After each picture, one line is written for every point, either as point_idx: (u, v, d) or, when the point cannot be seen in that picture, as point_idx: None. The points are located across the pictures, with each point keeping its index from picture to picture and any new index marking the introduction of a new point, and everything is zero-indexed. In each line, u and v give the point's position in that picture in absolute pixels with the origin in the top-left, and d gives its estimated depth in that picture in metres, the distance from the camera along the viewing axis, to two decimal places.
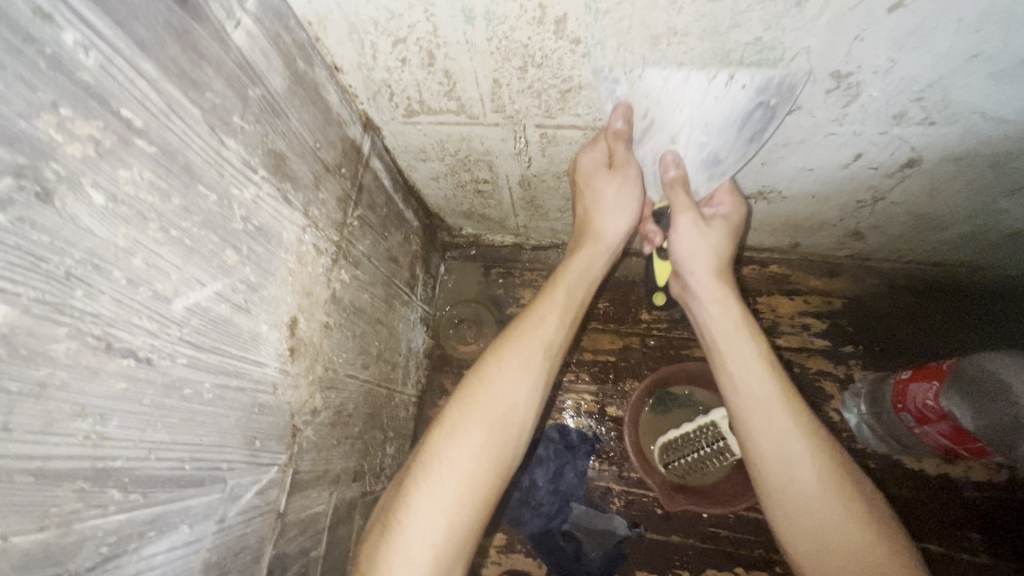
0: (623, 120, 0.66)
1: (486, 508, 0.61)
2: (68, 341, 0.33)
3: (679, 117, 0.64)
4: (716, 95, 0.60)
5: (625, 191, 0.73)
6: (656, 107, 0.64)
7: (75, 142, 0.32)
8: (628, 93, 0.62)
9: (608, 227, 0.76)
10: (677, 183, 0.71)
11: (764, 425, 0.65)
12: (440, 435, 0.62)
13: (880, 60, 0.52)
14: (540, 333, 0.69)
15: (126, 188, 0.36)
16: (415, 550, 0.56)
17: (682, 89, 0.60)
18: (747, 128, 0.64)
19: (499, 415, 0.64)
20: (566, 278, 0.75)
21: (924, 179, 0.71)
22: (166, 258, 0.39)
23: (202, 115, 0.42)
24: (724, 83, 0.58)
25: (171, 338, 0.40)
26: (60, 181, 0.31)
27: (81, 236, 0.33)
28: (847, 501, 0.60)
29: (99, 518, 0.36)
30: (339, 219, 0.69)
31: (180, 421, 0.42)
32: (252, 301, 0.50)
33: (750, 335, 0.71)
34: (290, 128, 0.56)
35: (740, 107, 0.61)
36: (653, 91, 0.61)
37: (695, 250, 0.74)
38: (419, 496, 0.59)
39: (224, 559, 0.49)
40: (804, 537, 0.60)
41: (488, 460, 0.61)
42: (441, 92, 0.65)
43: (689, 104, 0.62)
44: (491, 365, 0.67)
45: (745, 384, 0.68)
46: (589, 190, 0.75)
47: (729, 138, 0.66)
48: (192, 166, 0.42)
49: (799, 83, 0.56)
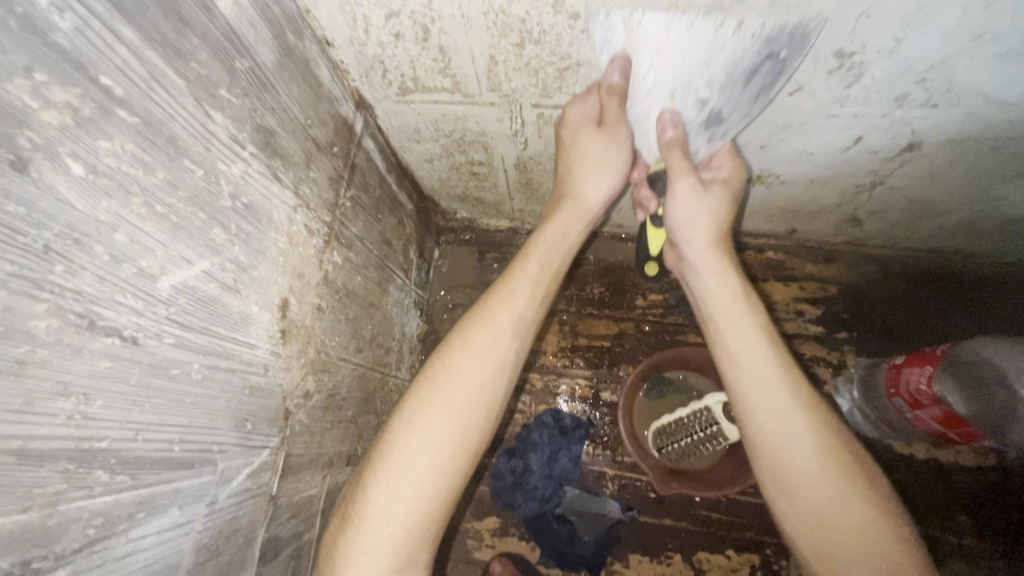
0: (620, 74, 0.60)
1: (448, 497, 0.60)
2: (50, 319, 0.31)
3: (680, 71, 0.59)
4: (721, 46, 0.55)
5: (611, 148, 0.70)
6: (656, 60, 0.58)
7: (52, 110, 0.31)
8: (626, 44, 0.56)
9: (591, 192, 0.73)
10: (674, 145, 0.67)
11: (763, 401, 0.64)
12: (399, 424, 0.61)
13: (885, 38, 0.51)
14: (510, 308, 0.66)
15: (107, 160, 0.34)
16: (376, 539, 0.56)
17: (685, 39, 0.54)
18: (752, 83, 0.59)
19: (460, 401, 0.61)
20: (539, 249, 0.72)
21: (923, 163, 0.70)
22: (151, 234, 0.38)
23: (187, 86, 0.41)
24: (731, 31, 0.52)
25: (158, 317, 0.39)
26: (36, 151, 0.30)
27: (60, 209, 0.31)
28: (847, 476, 0.60)
29: (84, 500, 0.35)
30: (331, 200, 0.67)
31: (167, 402, 0.41)
32: (242, 281, 0.49)
33: (749, 308, 0.70)
34: (280, 104, 0.54)
35: (746, 59, 0.56)
36: (653, 40, 0.55)
37: (693, 220, 0.71)
38: (378, 488, 0.58)
39: (215, 542, 0.48)
40: (804, 513, 0.61)
41: (449, 450, 0.60)
42: (436, 69, 0.64)
43: (690, 56, 0.56)
44: (454, 349, 0.64)
45: (745, 359, 0.67)
46: (574, 148, 0.70)
47: (732, 95, 0.61)
48: (176, 138, 0.40)
49: (813, 32, 0.51)
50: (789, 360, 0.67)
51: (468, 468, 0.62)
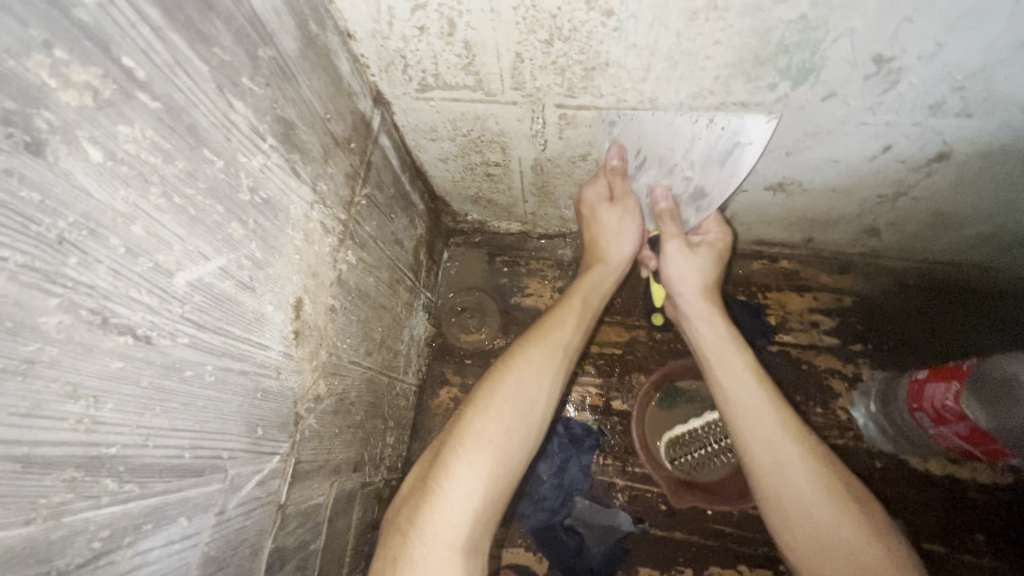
0: (617, 158, 0.74)
1: (515, 480, 0.63)
2: (61, 314, 0.29)
3: (665, 155, 0.72)
4: (699, 135, 0.67)
5: (625, 221, 0.79)
6: (646, 147, 0.71)
7: (70, 89, 0.28)
8: (622, 133, 0.70)
9: (615, 250, 0.81)
10: (666, 213, 0.77)
11: (753, 434, 0.65)
12: (472, 411, 0.63)
13: (927, 45, 0.50)
14: (559, 337, 0.71)
15: (127, 147, 0.32)
16: (454, 513, 0.58)
17: (672, 127, 0.67)
18: (728, 164, 0.71)
19: (533, 391, 0.65)
20: (580, 291, 0.78)
21: (950, 174, 0.69)
22: (168, 227, 0.36)
23: (210, 72, 0.39)
24: (705, 125, 0.66)
25: (173, 315, 0.37)
26: (53, 132, 0.28)
27: (75, 196, 0.29)
28: (843, 508, 0.59)
29: (90, 510, 0.32)
30: (347, 197, 0.65)
31: (179, 405, 0.39)
32: (258, 279, 0.47)
33: (738, 346, 0.72)
34: (300, 96, 0.52)
35: (718, 147, 0.69)
36: (645, 129, 0.69)
37: (684, 276, 0.78)
38: (458, 462, 0.60)
39: (222, 554, 0.46)
40: (804, 548, 0.59)
41: (520, 435, 0.63)
42: (459, 66, 0.62)
43: (677, 143, 0.69)
44: (524, 350, 0.69)
45: (735, 396, 0.68)
46: (593, 220, 0.81)
47: (711, 174, 0.73)
48: (197, 127, 0.38)
49: (777, 111, 0.62)
50: (776, 394, 0.68)
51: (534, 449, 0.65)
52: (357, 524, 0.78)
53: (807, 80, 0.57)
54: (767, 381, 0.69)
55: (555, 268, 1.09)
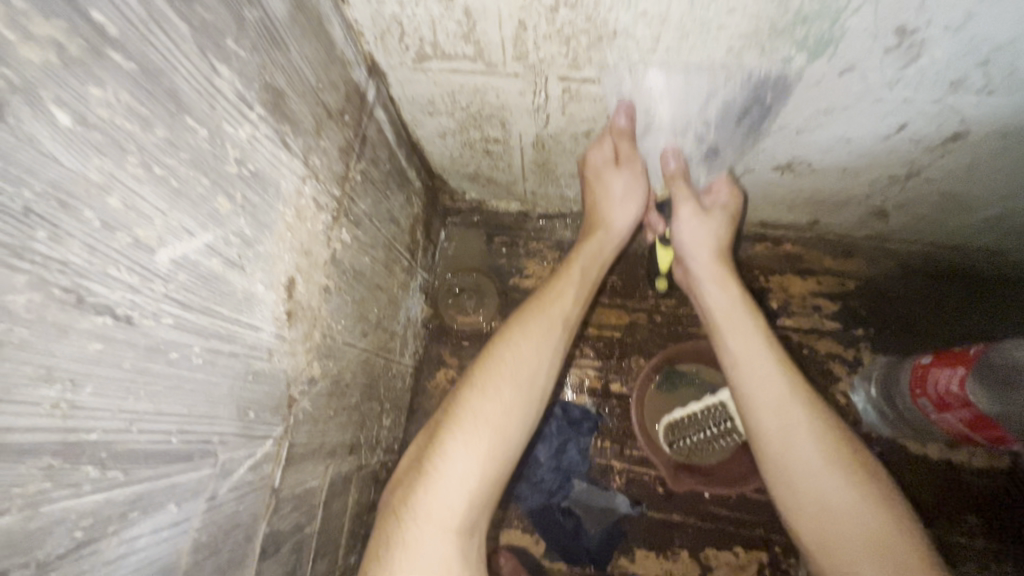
0: (626, 118, 0.70)
1: (513, 462, 0.61)
2: (30, 293, 0.27)
3: (678, 115, 0.68)
4: (715, 93, 0.63)
5: (632, 186, 0.78)
6: (656, 106, 0.67)
7: (33, 45, 0.26)
8: (631, 94, 0.65)
9: (618, 218, 0.79)
10: (677, 177, 0.77)
11: (761, 395, 0.64)
12: (471, 391, 0.62)
13: (954, 15, 0.47)
14: (557, 309, 0.69)
15: (100, 111, 0.30)
16: (450, 495, 0.57)
17: (685, 87, 0.62)
18: (745, 121, 0.67)
19: (529, 372, 0.64)
20: (581, 259, 0.76)
21: (965, 155, 0.67)
22: (148, 200, 0.33)
23: (191, 32, 0.36)
24: (723, 82, 0.61)
25: (155, 294, 0.35)
26: (14, 93, 0.25)
27: (42, 164, 0.27)
28: (850, 471, 0.59)
29: (71, 499, 0.31)
30: (341, 172, 0.62)
31: (165, 388, 0.37)
32: (247, 257, 0.44)
33: (749, 311, 0.72)
34: (290, 62, 0.49)
35: (738, 103, 0.64)
36: (655, 91, 0.64)
37: (697, 240, 0.77)
38: (453, 444, 0.58)
39: (214, 540, 0.44)
40: (807, 510, 0.59)
41: (519, 416, 0.61)
42: (458, 34, 0.58)
43: (691, 101, 0.65)
44: (516, 332, 0.66)
45: (742, 358, 0.67)
46: (597, 184, 0.78)
47: (726, 131, 0.70)
48: (178, 92, 0.35)
49: (793, 82, 0.59)
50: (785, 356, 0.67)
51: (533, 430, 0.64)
52: (353, 506, 0.78)
53: (824, 53, 0.54)
54: (777, 346, 0.68)
55: (554, 249, 1.07)
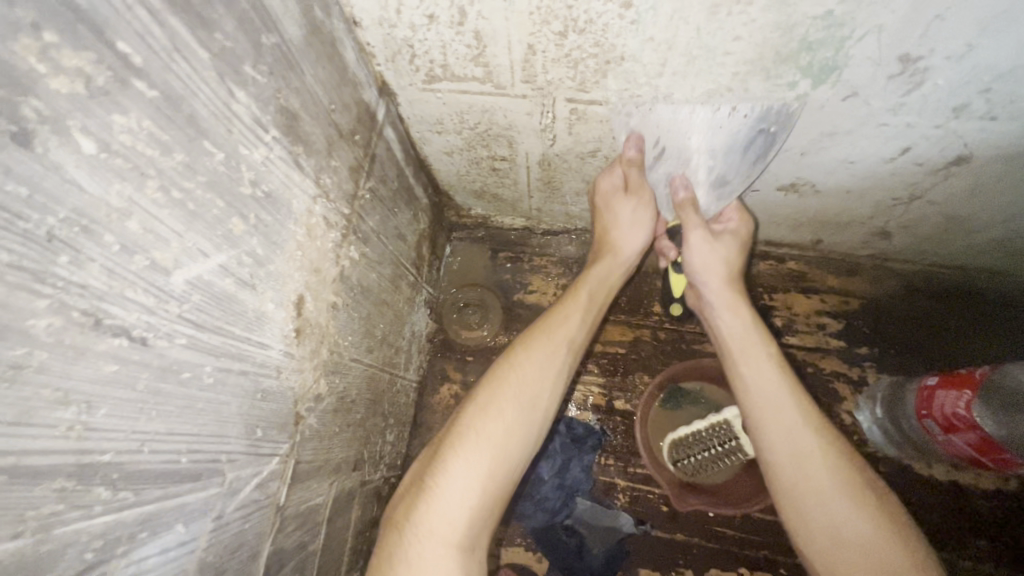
0: (636, 149, 0.71)
1: (511, 481, 0.61)
2: (51, 317, 0.27)
3: (685, 146, 0.69)
4: (720, 122, 0.64)
5: (640, 212, 0.78)
6: (665, 137, 0.69)
7: (61, 76, 0.27)
8: (638, 125, 0.67)
9: (626, 244, 0.79)
10: (688, 204, 0.74)
11: (773, 421, 0.64)
12: (473, 409, 0.62)
13: (956, 45, 0.48)
14: (564, 331, 0.69)
15: (122, 138, 0.30)
16: (450, 510, 0.57)
17: (691, 119, 0.64)
18: (750, 151, 0.69)
19: (529, 392, 0.64)
20: (588, 282, 0.77)
21: (969, 178, 0.67)
22: (166, 222, 0.34)
23: (210, 59, 0.37)
24: (727, 114, 0.62)
25: (170, 315, 0.35)
26: (42, 122, 0.26)
27: (66, 190, 0.27)
28: (866, 504, 0.58)
29: (82, 521, 0.31)
30: (351, 190, 0.63)
31: (177, 408, 0.37)
32: (258, 276, 0.45)
33: (761, 338, 0.71)
34: (304, 84, 0.50)
35: (744, 133, 0.65)
36: (663, 122, 0.66)
37: (708, 264, 0.75)
38: (454, 460, 0.59)
39: (220, 559, 0.44)
40: (821, 542, 0.58)
41: (519, 436, 0.61)
42: (468, 57, 0.59)
43: (697, 133, 0.66)
44: (520, 352, 0.67)
45: (755, 385, 0.67)
46: (607, 211, 0.79)
47: (733, 162, 0.71)
48: (197, 117, 0.36)
49: (796, 110, 0.60)
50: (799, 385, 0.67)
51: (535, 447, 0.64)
52: (356, 523, 0.77)
53: (828, 79, 0.55)
54: (790, 375, 0.68)
55: (558, 265, 1.08)
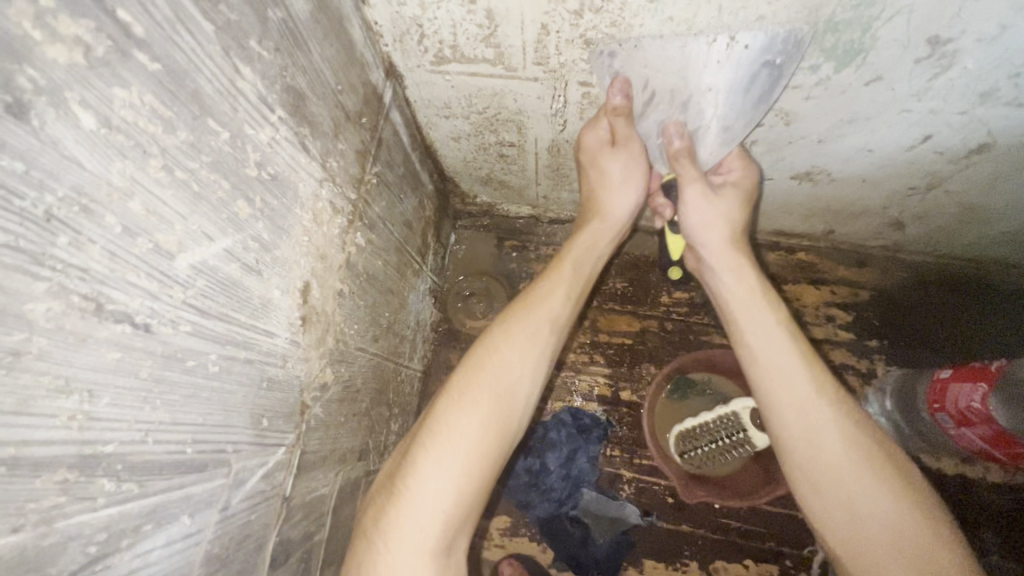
0: (622, 95, 0.63)
1: (489, 480, 0.59)
2: (51, 302, 0.26)
3: (678, 87, 0.61)
4: (716, 59, 0.56)
5: (631, 165, 0.72)
6: (654, 76, 0.61)
7: (59, 44, 0.25)
8: (624, 63, 0.59)
9: (616, 203, 0.74)
10: (682, 154, 0.69)
11: (782, 391, 0.62)
12: (444, 407, 0.60)
13: (989, 26, 0.46)
14: (547, 308, 0.68)
15: (123, 113, 0.29)
16: (422, 516, 0.55)
17: (682, 54, 0.56)
18: (753, 90, 0.59)
19: (501, 388, 0.62)
20: (573, 253, 0.74)
21: (991, 167, 0.65)
22: (170, 204, 0.32)
23: (215, 32, 0.35)
24: (725, 45, 0.54)
25: (174, 301, 0.34)
26: (39, 94, 0.24)
27: (65, 167, 0.26)
28: (880, 472, 0.57)
29: (85, 514, 0.30)
30: (357, 174, 0.62)
31: (182, 398, 0.36)
32: (264, 262, 0.43)
33: (767, 301, 0.68)
34: (311, 63, 0.48)
35: (744, 69, 0.56)
36: (652, 59, 0.58)
37: (706, 222, 0.71)
38: (425, 463, 0.57)
39: (226, 550, 0.43)
40: (834, 512, 0.58)
41: (494, 435, 0.60)
42: (479, 37, 0.57)
43: (690, 70, 0.58)
44: (491, 345, 0.64)
45: (765, 356, 0.64)
46: (595, 168, 0.73)
47: (733, 103, 0.62)
48: (201, 94, 0.34)
49: (807, 35, 0.50)
50: (807, 349, 0.65)
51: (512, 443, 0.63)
52: None
53: (853, 62, 0.53)
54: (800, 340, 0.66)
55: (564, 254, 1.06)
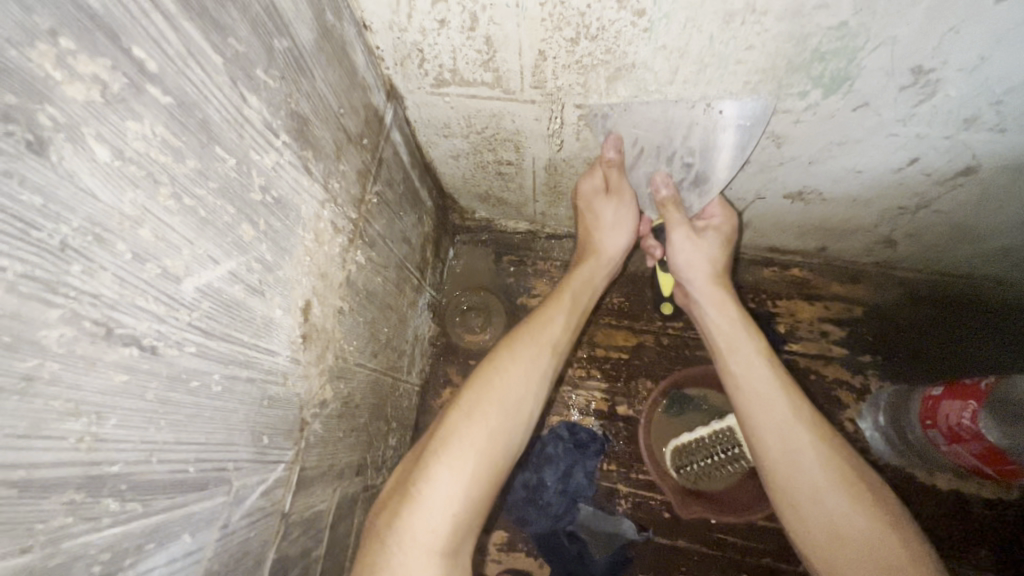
0: (613, 150, 0.71)
1: (498, 486, 0.60)
2: (62, 327, 0.27)
3: (663, 145, 0.69)
4: (696, 120, 0.64)
5: (622, 212, 0.80)
6: (642, 136, 0.69)
7: (77, 83, 0.26)
8: (614, 126, 0.67)
9: (609, 244, 0.82)
10: (670, 203, 0.76)
11: (763, 418, 0.63)
12: (458, 414, 0.61)
13: (969, 57, 0.48)
14: (547, 336, 0.69)
15: (136, 145, 0.30)
16: (434, 519, 0.55)
17: (667, 117, 0.64)
18: (729, 149, 0.67)
19: (514, 397, 0.63)
20: (572, 285, 0.78)
21: (976, 188, 0.67)
22: (177, 230, 0.33)
23: (224, 64, 0.36)
24: (702, 110, 0.62)
25: (180, 323, 0.35)
26: (57, 130, 0.26)
27: (79, 198, 0.27)
28: (859, 500, 0.57)
29: (90, 533, 0.30)
30: (358, 194, 0.63)
31: (186, 417, 0.37)
32: (267, 283, 0.44)
33: (749, 333, 0.71)
34: (315, 89, 0.50)
35: (720, 130, 0.64)
36: (639, 121, 0.66)
37: (692, 262, 0.77)
38: (439, 468, 0.57)
39: (225, 568, 0.44)
40: (818, 541, 0.58)
41: (504, 442, 0.61)
42: (478, 62, 0.59)
43: (672, 131, 0.66)
44: (504, 357, 0.66)
45: (747, 383, 0.66)
46: (590, 212, 0.81)
47: (712, 160, 0.70)
48: (209, 123, 0.36)
49: (772, 106, 0.59)
50: (788, 378, 0.66)
51: (518, 450, 0.64)
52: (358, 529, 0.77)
53: (840, 89, 0.55)
54: (780, 370, 0.68)
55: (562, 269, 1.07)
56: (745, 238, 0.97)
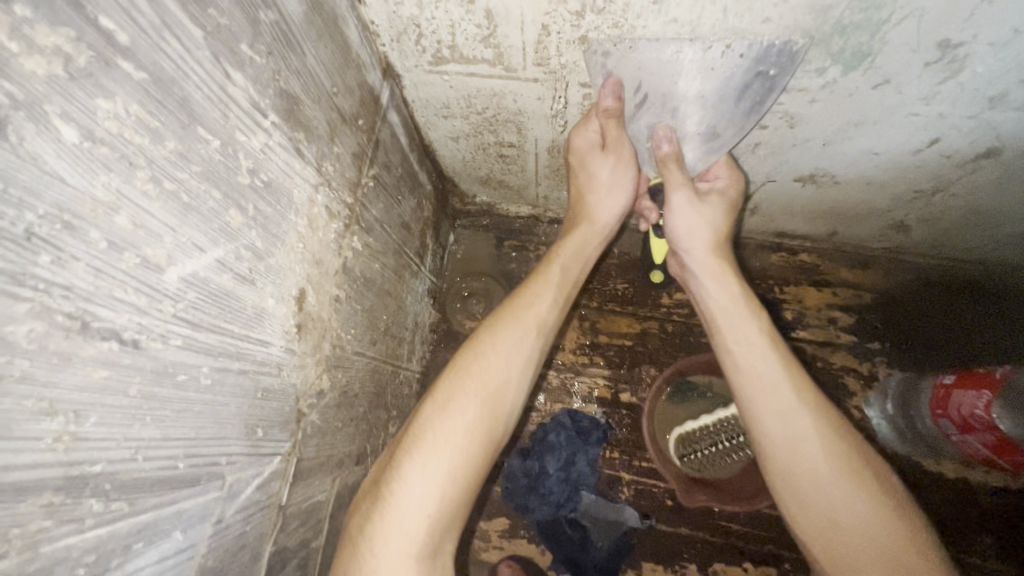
0: (613, 97, 0.62)
1: (477, 483, 0.59)
2: (33, 322, 0.25)
3: (670, 93, 0.61)
4: (711, 65, 0.55)
5: (619, 171, 0.72)
6: (646, 79, 0.60)
7: (36, 56, 0.24)
8: (615, 68, 0.58)
9: (602, 210, 0.75)
10: (671, 160, 0.68)
11: (764, 400, 0.61)
12: (432, 409, 0.60)
13: (1002, 30, 0.44)
14: (535, 311, 0.67)
15: (107, 125, 0.28)
16: (408, 520, 0.54)
17: (677, 58, 0.55)
18: (744, 99, 0.59)
19: (491, 389, 0.62)
20: (562, 256, 0.73)
21: (996, 171, 0.64)
22: (158, 217, 0.31)
23: (205, 38, 0.34)
24: (719, 52, 0.53)
25: (163, 315, 0.33)
26: (17, 108, 0.23)
27: (46, 183, 0.25)
28: (861, 485, 0.56)
29: (72, 536, 0.29)
30: (354, 178, 0.61)
31: (174, 413, 0.35)
32: (258, 271, 0.43)
33: (751, 310, 0.68)
34: (306, 66, 0.47)
35: (737, 76, 0.56)
36: (645, 62, 0.57)
37: (692, 230, 0.71)
38: (410, 467, 0.56)
39: (220, 563, 0.43)
40: (816, 526, 0.57)
41: (481, 437, 0.59)
42: (478, 37, 0.56)
43: (681, 76, 0.58)
44: (481, 346, 0.64)
45: (747, 364, 0.64)
46: (582, 170, 0.73)
47: (725, 112, 0.62)
48: (190, 101, 0.33)
49: (800, 50, 0.51)
50: (790, 358, 0.64)
51: (499, 444, 0.62)
52: None
53: (860, 65, 0.52)
54: (783, 350, 0.65)
55: None
56: (754, 223, 0.94)
